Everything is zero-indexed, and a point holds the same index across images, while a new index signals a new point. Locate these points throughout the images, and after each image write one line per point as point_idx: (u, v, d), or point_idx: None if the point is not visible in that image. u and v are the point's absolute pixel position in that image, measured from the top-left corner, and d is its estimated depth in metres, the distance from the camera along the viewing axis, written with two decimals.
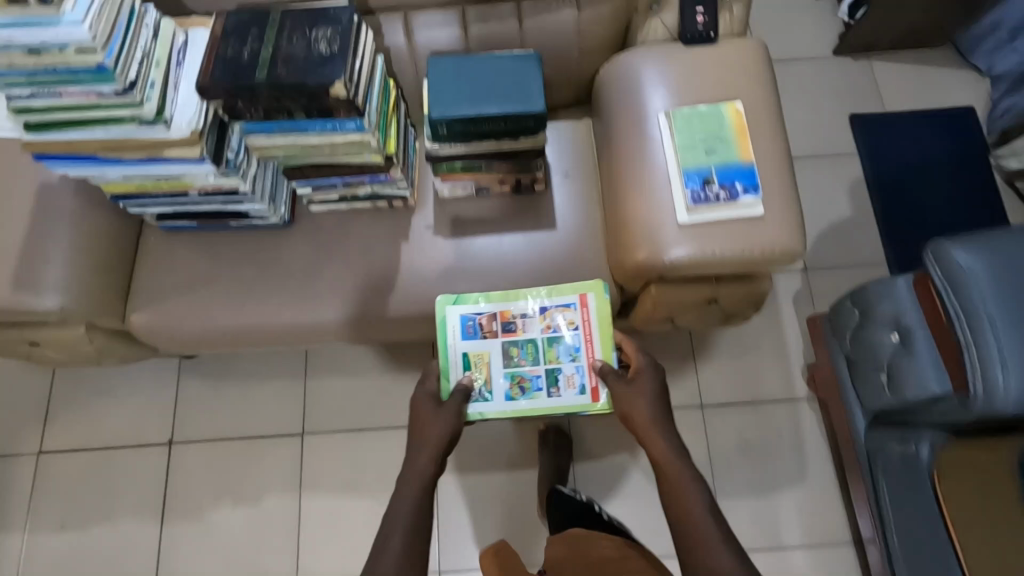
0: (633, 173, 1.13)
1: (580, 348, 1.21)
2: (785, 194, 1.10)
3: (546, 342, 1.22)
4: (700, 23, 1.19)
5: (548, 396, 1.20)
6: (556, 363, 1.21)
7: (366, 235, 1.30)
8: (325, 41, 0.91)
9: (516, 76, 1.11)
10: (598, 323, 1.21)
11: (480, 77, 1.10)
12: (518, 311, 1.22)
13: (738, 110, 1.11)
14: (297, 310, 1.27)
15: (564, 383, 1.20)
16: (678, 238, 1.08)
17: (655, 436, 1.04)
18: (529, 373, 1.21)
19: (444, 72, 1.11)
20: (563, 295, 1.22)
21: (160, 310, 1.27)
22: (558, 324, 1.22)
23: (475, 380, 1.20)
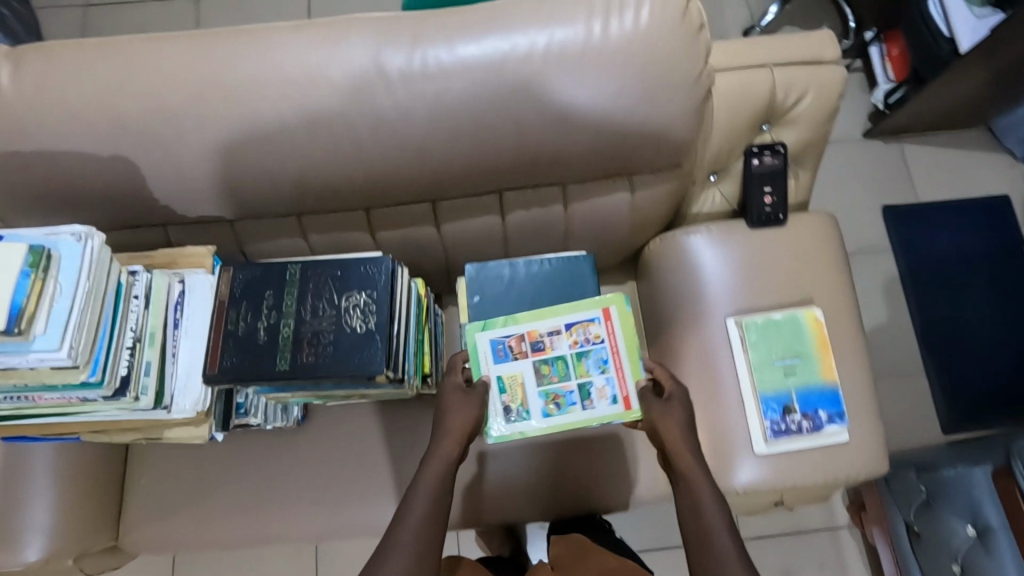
0: (700, 387, 1.01)
1: (610, 360, 0.95)
2: (867, 411, 0.99)
3: (577, 354, 0.95)
4: (768, 203, 1.05)
5: (584, 410, 0.94)
6: (588, 377, 0.94)
7: (390, 432, 1.15)
8: (358, 312, 0.76)
9: (568, 287, 1.00)
10: (626, 332, 0.96)
11: (528, 289, 1.00)
12: (546, 328, 0.96)
13: (817, 318, 1.00)
14: (315, 524, 1.12)
15: (596, 396, 0.94)
16: (755, 469, 0.96)
17: (685, 454, 0.87)
18: (564, 387, 0.94)
19: (486, 284, 1.00)
20: (585, 308, 0.96)
21: (159, 528, 1.12)
22: (586, 339, 0.96)
23: (512, 403, 0.94)
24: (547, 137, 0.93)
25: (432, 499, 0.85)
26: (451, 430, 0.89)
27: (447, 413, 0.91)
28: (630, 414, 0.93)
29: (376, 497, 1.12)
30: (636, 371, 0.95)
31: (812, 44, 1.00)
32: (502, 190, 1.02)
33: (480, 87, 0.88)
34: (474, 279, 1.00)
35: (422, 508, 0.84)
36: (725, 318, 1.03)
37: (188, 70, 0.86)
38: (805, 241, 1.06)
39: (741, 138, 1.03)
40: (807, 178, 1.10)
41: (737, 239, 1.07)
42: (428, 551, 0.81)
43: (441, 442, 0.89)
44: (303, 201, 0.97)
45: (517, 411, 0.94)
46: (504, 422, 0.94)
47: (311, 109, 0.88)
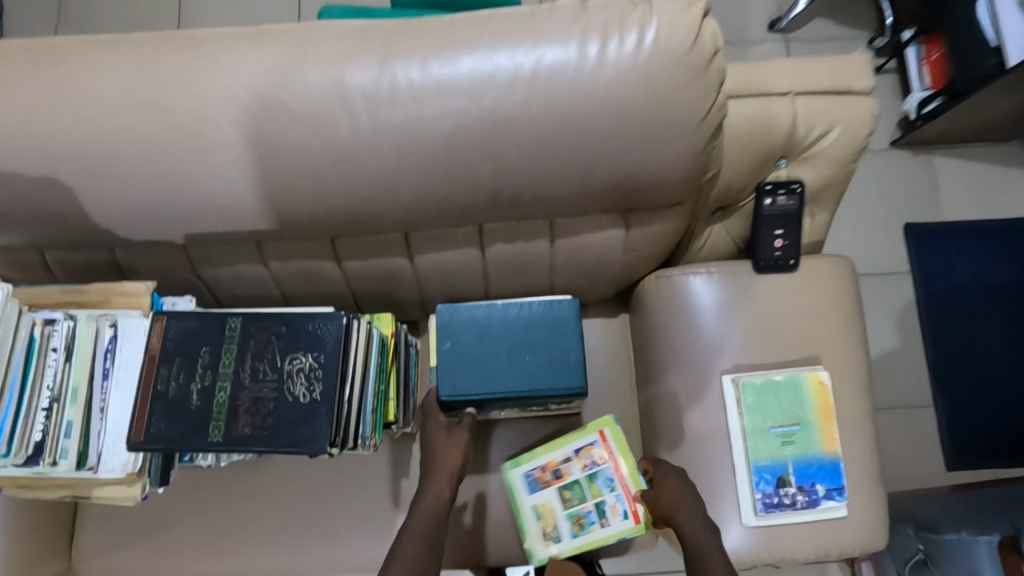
0: (687, 448, 0.93)
1: (615, 479, 1.00)
2: (870, 486, 0.90)
3: (588, 477, 1.00)
4: (779, 248, 0.95)
5: (602, 528, 0.98)
6: (602, 497, 0.99)
7: (357, 467, 1.09)
8: (303, 379, 0.68)
9: (549, 337, 0.91)
10: (622, 447, 1.00)
11: (506, 337, 0.91)
12: (563, 458, 1.01)
13: (822, 381, 0.91)
14: (272, 562, 1.06)
15: (611, 510, 0.99)
16: (743, 543, 0.89)
17: (683, 506, 0.85)
18: (584, 507, 0.99)
19: (459, 329, 0.91)
20: (582, 433, 1.01)
21: (111, 557, 1.07)
22: (595, 462, 1.00)
23: (545, 535, 0.99)
24: (531, 173, 0.83)
25: (423, 536, 0.82)
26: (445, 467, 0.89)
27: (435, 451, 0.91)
28: (643, 525, 0.97)
29: (339, 537, 1.06)
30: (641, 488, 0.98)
31: (841, 71, 0.87)
32: (482, 224, 0.92)
33: (454, 112, 0.77)
34: (447, 323, 0.91)
35: (419, 545, 0.81)
36: (720, 374, 0.94)
37: (122, 84, 0.76)
38: (816, 291, 0.96)
39: (753, 174, 0.92)
40: (823, 218, 0.99)
41: (741, 286, 0.97)
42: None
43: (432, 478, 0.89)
44: (258, 230, 0.88)
45: (551, 539, 0.98)
46: (542, 545, 0.98)
47: (263, 134, 0.77)
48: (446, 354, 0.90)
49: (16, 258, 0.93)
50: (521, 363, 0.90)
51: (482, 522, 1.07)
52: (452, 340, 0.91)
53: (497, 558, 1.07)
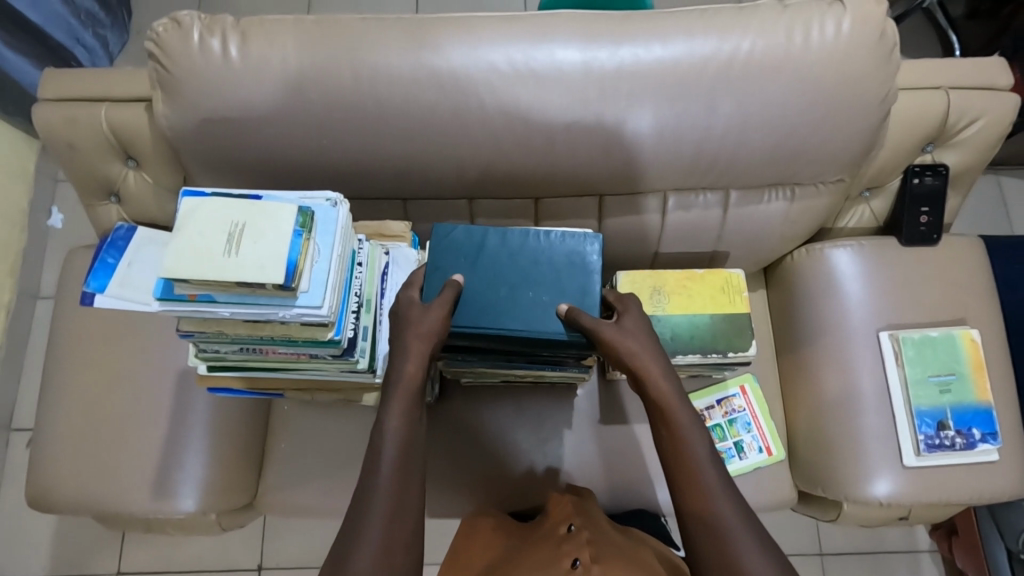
0: (845, 399, 1.05)
1: (751, 422, 1.16)
2: (1012, 437, 1.01)
3: (729, 421, 1.16)
4: (924, 223, 1.08)
5: (741, 461, 1.15)
6: (739, 436, 1.15)
7: (522, 418, 1.18)
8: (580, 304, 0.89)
9: (563, 279, 0.81)
10: (759, 400, 1.17)
11: (492, 271, 0.82)
12: (704, 404, 1.17)
13: (973, 339, 1.03)
14: (442, 500, 1.15)
15: (750, 445, 1.16)
16: (898, 478, 1.00)
17: (656, 377, 0.79)
18: (724, 445, 1.15)
19: (454, 255, 0.82)
20: (725, 385, 1.18)
21: (294, 495, 1.15)
22: (734, 408, 1.17)
23: None
24: (729, 143, 0.96)
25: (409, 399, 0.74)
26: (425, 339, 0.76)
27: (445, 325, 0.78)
28: (776, 456, 1.15)
29: (506, 478, 1.16)
30: (772, 433, 1.16)
31: (988, 71, 1.01)
32: (667, 191, 1.05)
33: (672, 85, 0.91)
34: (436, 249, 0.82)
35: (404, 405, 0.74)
36: (877, 331, 1.06)
37: (398, 53, 0.90)
38: (954, 264, 1.09)
39: (906, 157, 1.05)
40: (955, 202, 1.12)
41: (887, 258, 1.09)
42: (404, 516, 0.69)
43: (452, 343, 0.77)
44: (480, 185, 1.02)
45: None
46: None
47: (511, 101, 0.92)
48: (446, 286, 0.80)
49: None
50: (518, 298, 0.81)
51: (638, 470, 1.16)
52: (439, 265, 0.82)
53: (649, 505, 1.16)
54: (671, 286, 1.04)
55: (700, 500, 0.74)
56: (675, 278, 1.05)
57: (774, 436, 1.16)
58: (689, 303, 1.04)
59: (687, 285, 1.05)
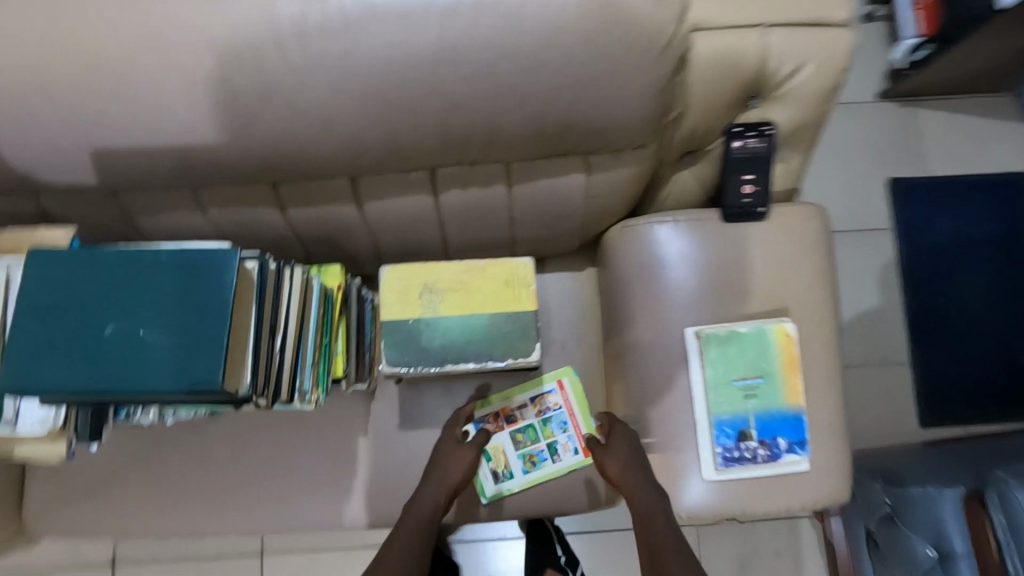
0: (648, 404, 0.91)
1: (567, 422, 1.05)
2: (834, 438, 0.88)
3: (542, 421, 1.04)
4: (748, 195, 0.90)
5: (554, 464, 1.04)
6: (553, 437, 1.04)
7: (312, 424, 1.05)
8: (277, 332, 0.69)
9: (186, 311, 0.57)
10: (578, 396, 1.05)
11: (93, 307, 0.58)
12: (516, 403, 1.05)
13: (789, 333, 0.88)
14: (225, 522, 1.04)
15: (566, 446, 1.04)
16: (699, 494, 0.88)
17: (638, 492, 0.86)
18: (536, 446, 1.04)
19: (46, 287, 0.59)
20: (540, 381, 1.05)
21: (63, 518, 1.05)
22: (548, 407, 1.05)
23: (498, 473, 1.04)
24: (480, 108, 0.76)
25: (421, 528, 0.90)
26: (445, 481, 0.93)
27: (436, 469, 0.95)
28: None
29: (296, 493, 1.05)
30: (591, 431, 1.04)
31: (818, 3, 0.81)
32: (434, 167, 0.86)
33: (388, 38, 0.69)
34: (28, 281, 0.59)
35: (411, 537, 0.89)
36: (685, 327, 0.90)
37: (26, 13, 0.70)
38: (786, 238, 0.92)
39: (722, 114, 0.86)
40: (797, 163, 0.94)
41: (707, 235, 0.92)
42: None
43: (427, 491, 0.93)
44: (193, 172, 0.82)
45: (499, 475, 1.04)
46: (493, 482, 1.04)
47: (183, 67, 0.71)
48: (31, 338, 0.57)
49: None
50: (127, 342, 0.57)
51: None
52: (32, 303, 0.58)
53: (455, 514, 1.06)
54: (446, 282, 0.89)
55: None
56: (453, 273, 0.89)
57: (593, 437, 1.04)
58: (465, 301, 0.88)
59: (465, 281, 0.89)
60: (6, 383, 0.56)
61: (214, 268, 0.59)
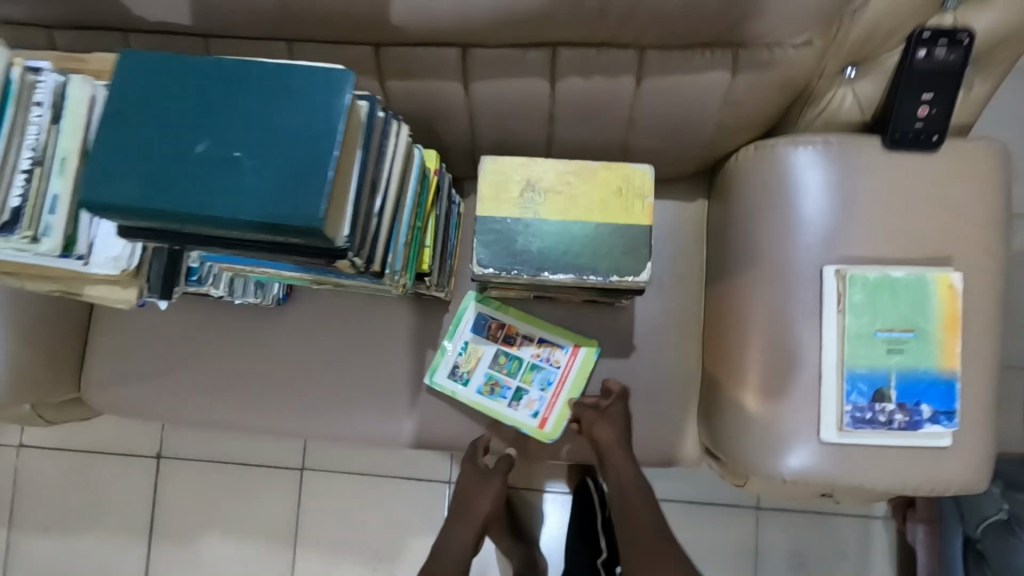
0: (765, 348, 0.80)
1: (551, 383, 0.97)
2: (982, 415, 0.76)
3: (531, 365, 0.97)
4: (922, 118, 0.76)
5: (507, 406, 0.96)
6: (528, 386, 0.97)
7: (380, 329, 0.99)
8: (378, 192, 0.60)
9: (291, 137, 0.50)
10: (580, 373, 0.97)
11: (187, 120, 0.50)
12: (526, 331, 0.97)
13: (952, 286, 0.74)
14: (281, 420, 0.99)
15: (533, 405, 0.97)
16: (815, 456, 0.76)
17: (621, 464, 0.93)
18: (507, 380, 0.97)
19: (137, 93, 0.51)
20: (561, 333, 0.97)
21: (119, 395, 1.02)
22: (549, 358, 0.97)
23: (457, 371, 0.96)
24: None
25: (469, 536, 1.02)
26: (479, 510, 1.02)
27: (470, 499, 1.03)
28: (542, 433, 0.97)
29: (355, 401, 0.98)
30: (561, 414, 0.97)
31: None
32: (558, 46, 0.75)
33: None
34: (117, 87, 0.51)
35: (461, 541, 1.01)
36: (823, 266, 0.78)
37: None
38: (957, 175, 0.78)
39: (912, 13, 0.71)
40: (984, 90, 0.78)
41: (864, 163, 0.78)
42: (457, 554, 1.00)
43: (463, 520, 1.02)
44: (292, 23, 0.73)
45: (455, 373, 0.96)
46: (445, 374, 0.96)
47: None
48: (115, 146, 0.50)
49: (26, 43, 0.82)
50: (221, 164, 0.49)
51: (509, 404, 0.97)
52: (119, 111, 0.51)
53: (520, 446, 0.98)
54: (554, 182, 0.78)
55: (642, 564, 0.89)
56: (558, 172, 0.78)
57: (561, 411, 0.97)
58: (570, 206, 0.78)
59: (573, 182, 0.78)
60: (84, 195, 0.49)
61: (324, 93, 0.51)
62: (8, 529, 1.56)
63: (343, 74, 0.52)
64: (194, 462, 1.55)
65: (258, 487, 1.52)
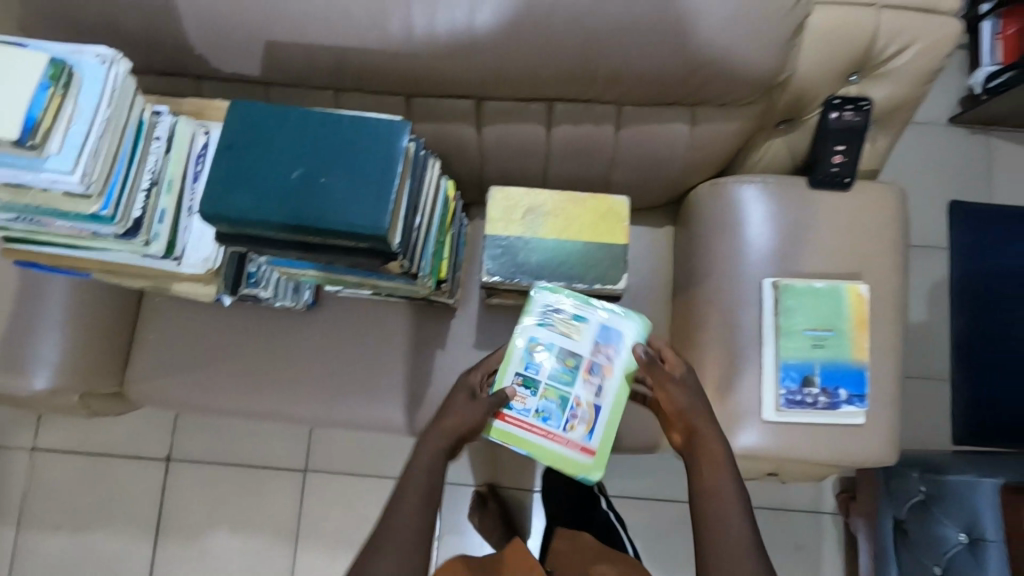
0: (720, 344, 0.98)
1: (543, 421, 0.91)
2: (889, 399, 0.95)
3: (562, 394, 0.92)
4: (837, 164, 0.97)
5: (519, 378, 0.93)
6: (542, 398, 0.92)
7: (395, 331, 1.15)
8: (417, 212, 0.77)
9: (362, 167, 0.66)
10: (563, 458, 0.90)
11: (282, 153, 0.67)
12: (599, 396, 0.92)
13: (861, 295, 0.95)
14: (306, 410, 1.13)
15: (516, 405, 0.92)
16: (759, 432, 0.94)
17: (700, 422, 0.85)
18: (542, 375, 0.93)
19: (244, 131, 0.67)
20: (606, 431, 0.91)
21: (158, 388, 1.15)
22: (574, 411, 0.91)
23: (547, 310, 0.94)
24: (613, 44, 0.84)
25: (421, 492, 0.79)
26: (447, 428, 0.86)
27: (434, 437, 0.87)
28: (491, 428, 0.91)
29: (372, 393, 1.13)
30: (518, 439, 0.91)
31: None
32: (554, 101, 0.94)
33: None
34: (227, 126, 0.67)
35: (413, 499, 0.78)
36: (763, 278, 0.97)
37: None
38: (865, 209, 0.98)
39: (825, 84, 0.93)
40: (885, 144, 1.01)
41: (794, 198, 0.99)
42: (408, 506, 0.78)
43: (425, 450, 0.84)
44: (342, 77, 0.91)
45: (554, 314, 0.94)
46: (540, 300, 0.93)
47: None
48: (227, 171, 0.66)
49: None
50: (308, 185, 0.66)
51: None
52: (229, 145, 0.67)
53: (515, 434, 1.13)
54: (549, 208, 0.97)
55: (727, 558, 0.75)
56: (553, 200, 0.97)
57: (511, 441, 0.91)
58: (562, 228, 0.96)
59: (566, 208, 0.96)
60: (203, 209, 0.65)
61: (387, 136, 0.68)
62: (17, 528, 1.63)
63: (401, 124, 0.69)
64: (202, 464, 1.65)
65: (263, 488, 1.63)
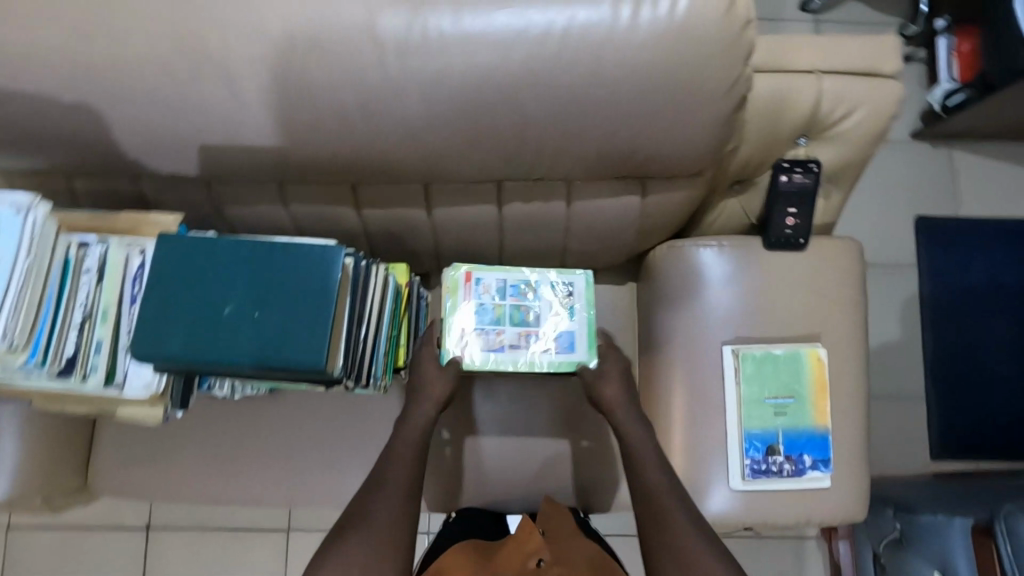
0: (683, 413, 0.98)
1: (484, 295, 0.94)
2: (854, 459, 0.95)
3: (492, 321, 0.93)
4: (790, 226, 0.97)
5: (511, 274, 0.96)
6: (500, 296, 0.94)
7: (362, 407, 1.13)
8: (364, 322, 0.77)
9: (297, 299, 0.65)
10: (454, 325, 0.93)
11: (216, 288, 0.66)
12: (505, 352, 0.92)
13: (820, 358, 0.95)
14: (276, 494, 1.12)
15: (478, 286, 0.94)
16: (727, 502, 0.94)
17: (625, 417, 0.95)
18: (518, 298, 0.94)
19: (175, 267, 0.66)
20: (477, 367, 0.92)
21: (124, 481, 1.12)
22: (486, 335, 0.93)
23: (563, 286, 0.95)
24: (555, 130, 0.82)
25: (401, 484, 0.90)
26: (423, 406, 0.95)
27: (389, 464, 0.92)
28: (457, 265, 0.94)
29: (342, 472, 1.12)
30: (450, 291, 0.94)
31: (872, 56, 0.88)
32: (502, 180, 0.93)
33: (481, 63, 0.76)
34: (157, 263, 0.66)
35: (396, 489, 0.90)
36: (723, 344, 0.97)
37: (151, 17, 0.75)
38: (821, 269, 0.98)
39: (773, 149, 0.92)
40: (838, 199, 1.00)
41: (751, 261, 0.98)
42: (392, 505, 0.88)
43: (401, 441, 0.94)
44: (283, 172, 0.89)
45: (568, 290, 0.95)
46: (564, 274, 0.96)
47: (285, 75, 0.77)
48: (159, 311, 0.65)
49: (47, 184, 0.95)
50: (243, 322, 0.65)
51: (479, 469, 1.12)
52: (160, 282, 0.65)
53: (489, 503, 1.13)
54: None
55: (671, 539, 0.85)
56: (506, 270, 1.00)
57: (456, 280, 0.94)
58: None
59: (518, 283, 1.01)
60: (135, 351, 0.64)
61: (321, 264, 0.67)
62: None
63: (336, 247, 0.68)
64: (182, 531, 1.63)
65: (246, 551, 1.62)
